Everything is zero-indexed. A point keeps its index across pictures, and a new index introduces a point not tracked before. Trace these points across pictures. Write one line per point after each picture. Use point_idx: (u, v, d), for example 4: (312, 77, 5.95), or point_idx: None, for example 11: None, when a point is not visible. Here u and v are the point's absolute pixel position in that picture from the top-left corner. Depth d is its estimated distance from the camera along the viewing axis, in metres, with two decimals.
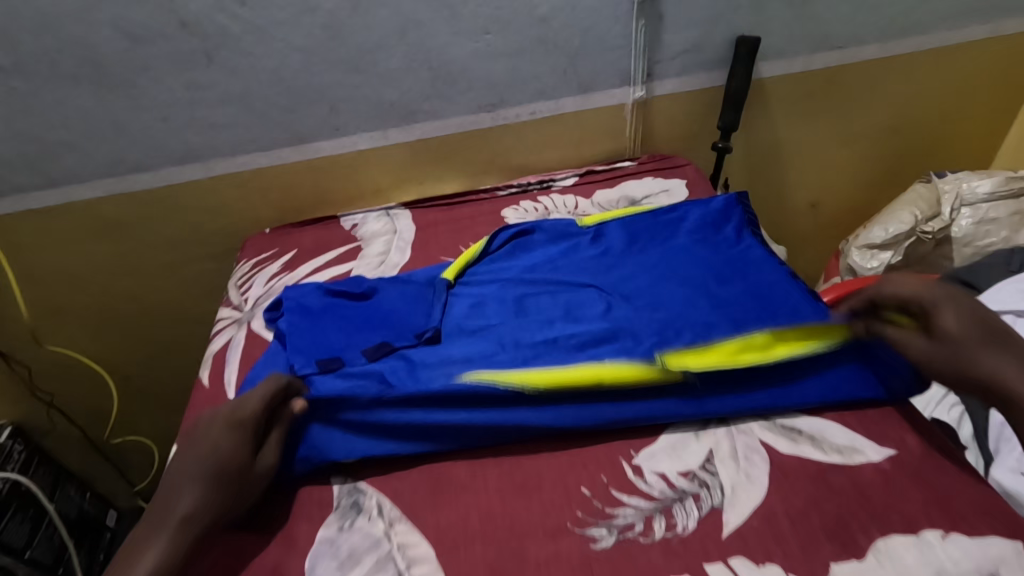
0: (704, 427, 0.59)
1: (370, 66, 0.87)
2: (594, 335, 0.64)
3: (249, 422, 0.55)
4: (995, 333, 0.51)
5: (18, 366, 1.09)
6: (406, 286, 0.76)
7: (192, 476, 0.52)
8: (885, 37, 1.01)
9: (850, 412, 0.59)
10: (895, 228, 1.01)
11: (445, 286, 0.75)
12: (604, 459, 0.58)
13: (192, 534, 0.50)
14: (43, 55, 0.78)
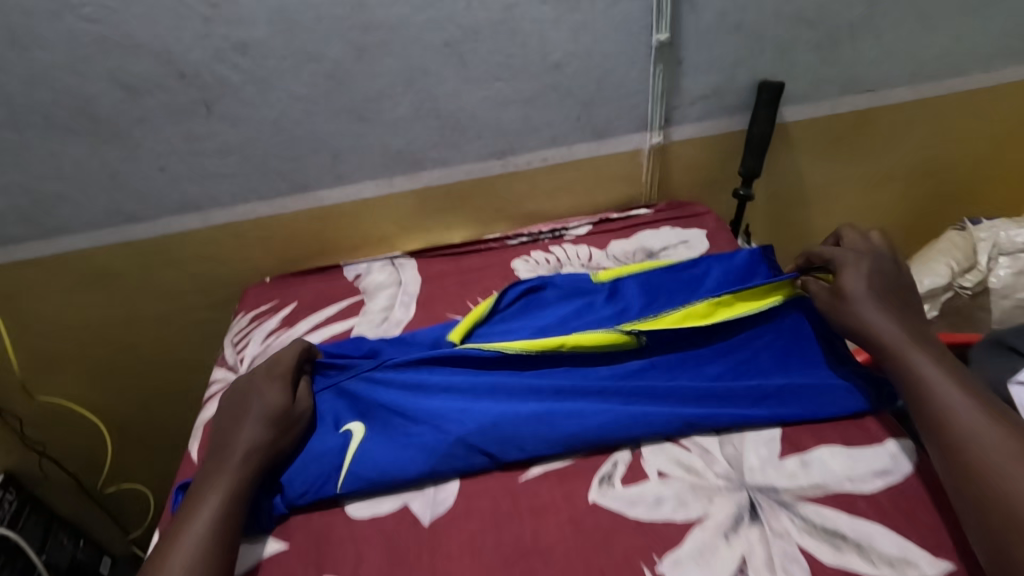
0: (736, 526, 0.53)
1: (376, 115, 0.84)
2: (609, 416, 0.61)
3: (284, 374, 0.65)
4: (890, 280, 0.65)
5: (9, 417, 1.05)
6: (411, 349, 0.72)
7: (252, 417, 0.61)
8: (916, 79, 0.96)
9: (900, 513, 0.53)
10: (931, 280, 0.95)
11: (453, 349, 0.71)
12: (623, 564, 0.52)
13: (253, 467, 0.58)
14: (37, 107, 0.75)
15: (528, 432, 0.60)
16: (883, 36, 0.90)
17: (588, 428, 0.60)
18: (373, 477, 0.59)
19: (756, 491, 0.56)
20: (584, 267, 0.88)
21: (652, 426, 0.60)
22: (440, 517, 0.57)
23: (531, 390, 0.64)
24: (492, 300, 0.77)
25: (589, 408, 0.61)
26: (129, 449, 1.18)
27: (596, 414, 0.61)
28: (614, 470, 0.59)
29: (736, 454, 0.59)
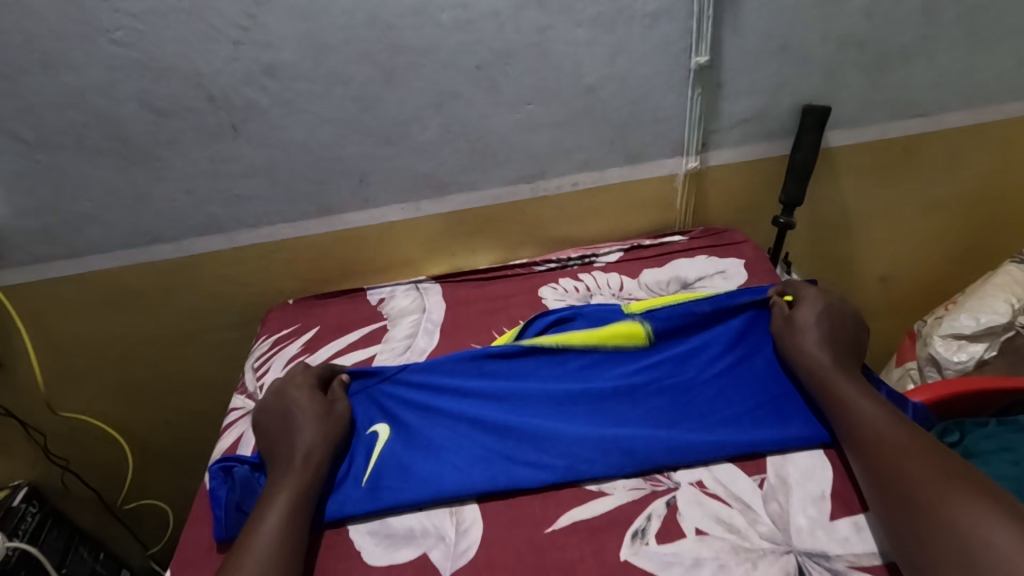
0: None
1: (404, 139, 0.82)
2: (623, 437, 0.61)
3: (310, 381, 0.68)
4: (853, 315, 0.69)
5: (33, 432, 1.06)
6: (428, 373, 0.70)
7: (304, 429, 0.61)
8: (972, 103, 0.91)
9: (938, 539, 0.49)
10: (988, 318, 0.88)
11: (472, 369, 0.70)
12: None
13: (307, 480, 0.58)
14: (68, 129, 0.75)
15: (554, 463, 0.60)
16: (939, 58, 0.85)
17: (617, 460, 0.59)
18: (390, 488, 0.59)
19: (804, 555, 0.51)
20: (615, 297, 0.84)
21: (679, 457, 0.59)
22: (460, 570, 0.53)
23: (537, 397, 0.66)
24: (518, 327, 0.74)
25: (618, 441, 0.60)
26: (151, 467, 1.18)
27: (626, 447, 0.60)
28: (649, 525, 0.55)
29: (781, 513, 0.54)
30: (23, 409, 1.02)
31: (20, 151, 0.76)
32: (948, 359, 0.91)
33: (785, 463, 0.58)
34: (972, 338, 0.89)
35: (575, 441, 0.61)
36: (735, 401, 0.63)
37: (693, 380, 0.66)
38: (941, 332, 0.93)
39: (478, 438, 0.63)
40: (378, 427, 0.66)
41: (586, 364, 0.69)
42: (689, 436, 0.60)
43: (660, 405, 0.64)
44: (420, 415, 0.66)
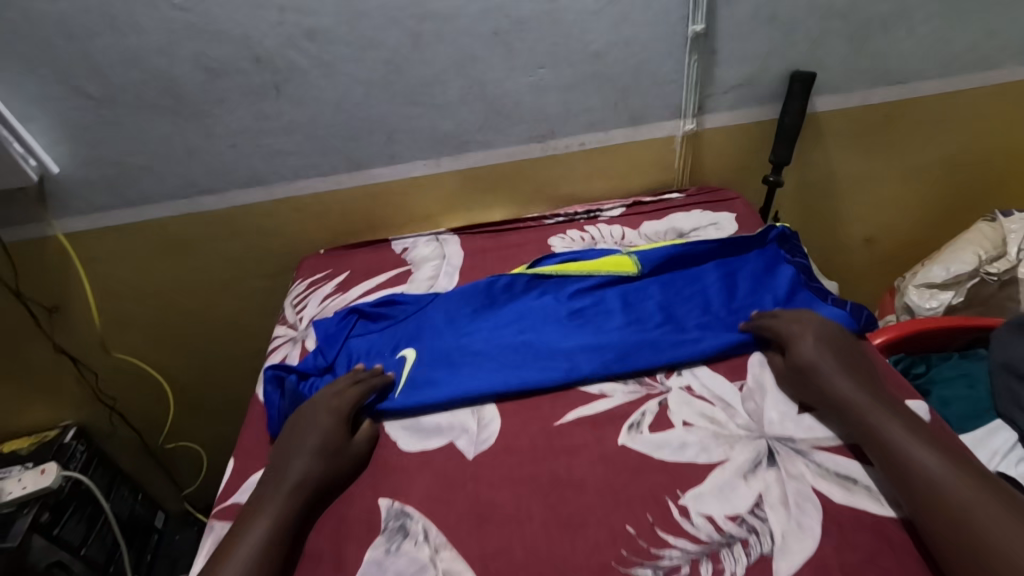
0: (755, 469, 0.58)
1: (428, 99, 0.91)
2: (618, 346, 0.70)
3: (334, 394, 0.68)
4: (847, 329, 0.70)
5: (86, 372, 1.16)
6: (447, 303, 0.80)
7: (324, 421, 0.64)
8: (948, 72, 0.99)
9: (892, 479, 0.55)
10: (957, 267, 0.97)
11: (486, 300, 0.79)
12: (649, 497, 0.57)
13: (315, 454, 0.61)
14: (130, 87, 0.84)
15: (561, 367, 0.69)
16: (915, 29, 0.93)
17: (615, 366, 0.69)
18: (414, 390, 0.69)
19: (775, 440, 0.60)
20: (617, 245, 0.93)
21: (664, 361, 0.69)
22: (483, 453, 0.63)
23: (542, 319, 0.76)
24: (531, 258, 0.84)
25: (614, 349, 0.70)
26: (188, 411, 1.28)
27: (622, 355, 0.69)
28: (643, 419, 0.64)
29: (757, 409, 0.63)
30: (78, 350, 1.12)
31: (86, 106, 0.85)
32: (921, 306, 1.00)
33: (760, 371, 0.68)
34: (942, 286, 0.98)
35: (578, 351, 0.71)
36: (713, 319, 0.73)
37: (679, 304, 0.76)
38: (915, 283, 1.01)
39: (491, 351, 0.72)
40: (406, 353, 0.74)
41: (586, 294, 0.78)
42: (676, 348, 0.70)
43: (653, 322, 0.73)
44: (440, 335, 0.75)
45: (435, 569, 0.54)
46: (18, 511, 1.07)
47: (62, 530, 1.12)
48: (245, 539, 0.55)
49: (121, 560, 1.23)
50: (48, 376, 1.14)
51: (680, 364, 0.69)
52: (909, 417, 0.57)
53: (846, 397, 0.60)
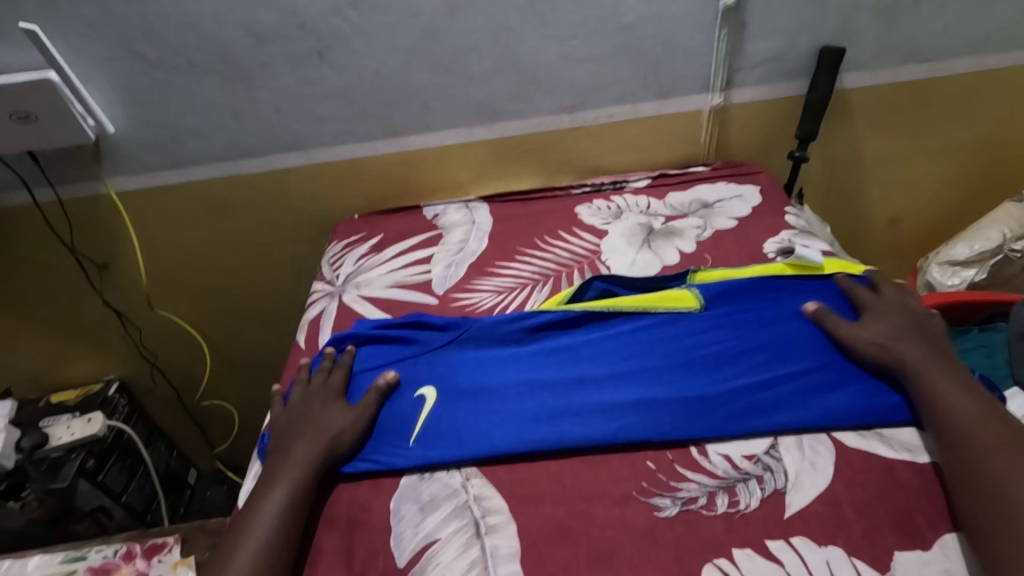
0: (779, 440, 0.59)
1: (463, 68, 0.94)
2: (678, 407, 0.60)
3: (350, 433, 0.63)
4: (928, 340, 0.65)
5: (131, 327, 1.22)
6: (475, 334, 0.71)
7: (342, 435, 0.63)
8: (979, 51, 0.99)
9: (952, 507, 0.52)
10: (980, 244, 0.99)
11: (520, 333, 0.70)
12: None
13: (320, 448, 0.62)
14: (183, 50, 0.89)
15: (602, 424, 0.60)
16: (947, 7, 0.94)
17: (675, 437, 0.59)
18: (438, 444, 0.61)
19: None
20: (643, 214, 0.95)
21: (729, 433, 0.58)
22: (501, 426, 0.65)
23: (581, 365, 0.67)
24: (573, 289, 0.75)
25: (673, 410, 0.60)
26: (224, 371, 1.33)
27: (680, 419, 0.60)
28: None
29: None
30: (125, 306, 1.19)
31: (141, 68, 0.90)
32: (943, 283, 1.01)
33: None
34: (965, 264, 1.00)
35: (629, 409, 0.61)
36: (791, 375, 0.62)
37: (746, 353, 0.65)
38: (937, 261, 1.03)
39: (525, 398, 0.64)
40: (425, 391, 0.66)
41: (635, 335, 0.69)
42: (744, 412, 0.60)
43: (723, 378, 0.63)
44: (465, 377, 0.66)
45: (466, 493, 0.57)
46: (66, 456, 1.11)
47: (106, 475, 1.16)
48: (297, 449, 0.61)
49: (158, 510, 1.29)
50: (95, 329, 1.21)
51: (750, 433, 0.59)
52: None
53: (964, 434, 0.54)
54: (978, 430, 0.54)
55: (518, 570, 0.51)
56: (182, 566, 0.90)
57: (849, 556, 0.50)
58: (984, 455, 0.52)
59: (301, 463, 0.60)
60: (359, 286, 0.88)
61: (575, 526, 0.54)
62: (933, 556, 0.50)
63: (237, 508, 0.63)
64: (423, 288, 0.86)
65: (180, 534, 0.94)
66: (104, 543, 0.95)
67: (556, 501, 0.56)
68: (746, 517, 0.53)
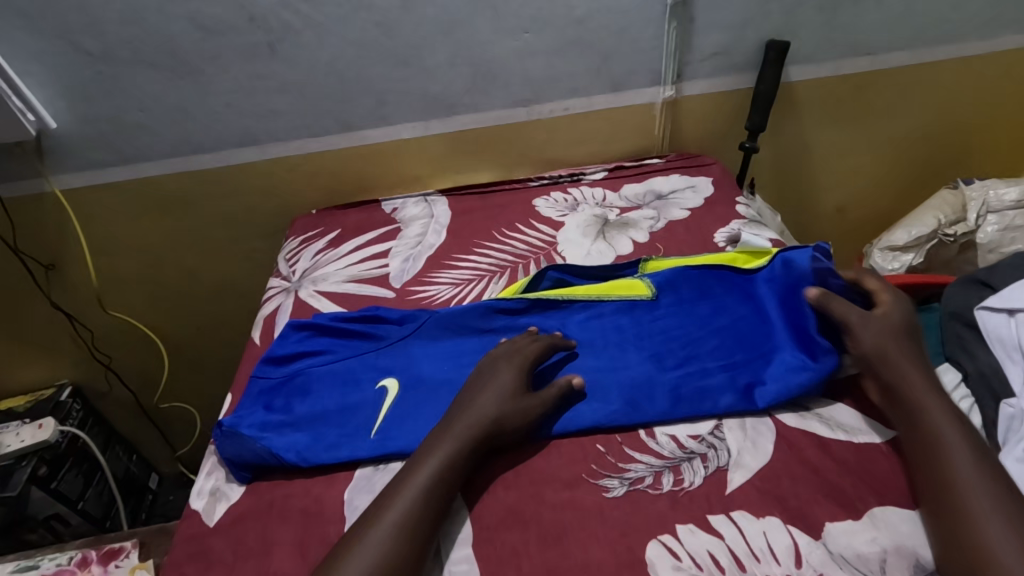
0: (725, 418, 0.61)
1: (417, 61, 0.94)
2: (629, 389, 0.62)
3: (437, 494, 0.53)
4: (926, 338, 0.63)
5: (83, 329, 1.19)
6: (434, 325, 0.72)
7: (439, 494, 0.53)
8: (915, 45, 1.04)
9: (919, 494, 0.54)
10: (917, 230, 1.04)
11: (477, 324, 0.72)
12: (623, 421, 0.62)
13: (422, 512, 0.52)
14: (127, 43, 0.87)
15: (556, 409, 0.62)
16: (883, 3, 0.98)
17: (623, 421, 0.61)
18: (395, 433, 0.62)
19: None
20: (599, 206, 0.97)
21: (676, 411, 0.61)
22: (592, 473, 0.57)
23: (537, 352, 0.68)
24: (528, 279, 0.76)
25: (623, 391, 0.62)
26: (184, 372, 1.31)
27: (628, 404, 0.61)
28: None
29: None
30: (76, 307, 1.15)
31: (83, 62, 0.88)
32: (885, 267, 1.06)
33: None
34: (904, 248, 1.05)
35: (581, 394, 0.62)
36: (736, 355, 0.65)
37: (695, 335, 0.67)
38: (880, 246, 1.08)
39: None
40: (386, 382, 0.67)
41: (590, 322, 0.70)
42: (690, 395, 0.62)
43: (671, 362, 0.65)
44: (423, 368, 0.68)
45: None
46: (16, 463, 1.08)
47: (60, 482, 1.13)
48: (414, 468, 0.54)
49: (117, 515, 1.26)
50: (45, 332, 1.17)
51: (693, 415, 0.61)
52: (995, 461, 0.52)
53: (931, 422, 0.54)
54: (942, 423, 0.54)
55: (470, 555, 0.52)
56: (141, 570, 0.89)
57: (783, 525, 0.52)
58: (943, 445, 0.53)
59: (385, 537, 0.50)
60: (316, 281, 0.88)
61: (526, 509, 0.55)
62: (861, 525, 0.52)
63: (190, 506, 0.61)
64: (380, 282, 0.86)
65: (138, 538, 0.93)
66: (57, 550, 0.93)
67: (508, 486, 0.57)
68: (689, 494, 0.55)
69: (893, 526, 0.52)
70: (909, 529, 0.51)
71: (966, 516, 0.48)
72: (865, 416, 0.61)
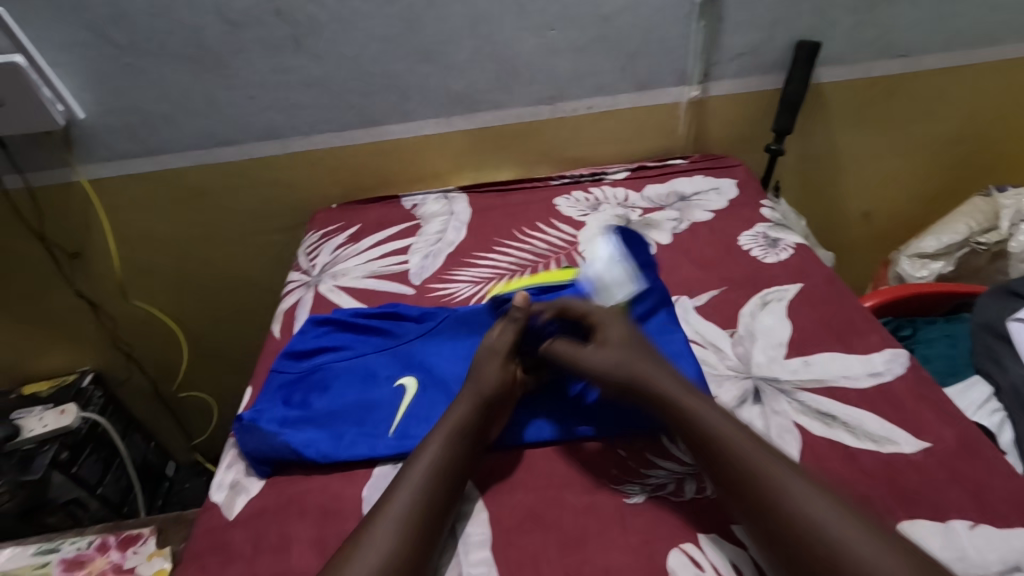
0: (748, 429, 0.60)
1: (441, 57, 0.93)
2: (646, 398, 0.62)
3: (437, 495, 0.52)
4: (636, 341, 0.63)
5: (105, 317, 1.20)
6: (453, 324, 0.72)
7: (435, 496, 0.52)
8: (950, 47, 1.01)
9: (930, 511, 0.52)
10: (948, 237, 1.01)
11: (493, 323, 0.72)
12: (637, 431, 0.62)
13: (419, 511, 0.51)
14: (155, 35, 0.87)
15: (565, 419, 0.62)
16: (918, 4, 0.95)
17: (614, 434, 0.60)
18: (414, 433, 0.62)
19: (761, 380, 0.65)
20: (620, 206, 0.96)
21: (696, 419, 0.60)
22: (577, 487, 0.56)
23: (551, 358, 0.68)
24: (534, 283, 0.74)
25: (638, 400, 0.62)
26: (201, 362, 1.32)
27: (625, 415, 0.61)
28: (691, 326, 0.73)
29: (746, 353, 0.68)
30: (99, 295, 1.17)
31: (111, 53, 0.88)
32: (913, 275, 1.04)
33: (770, 291, 0.76)
34: (933, 256, 1.03)
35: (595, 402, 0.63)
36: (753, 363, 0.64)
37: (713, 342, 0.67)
38: (908, 253, 1.06)
39: None
40: (405, 380, 0.67)
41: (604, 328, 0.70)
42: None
43: (682, 371, 0.64)
44: (443, 367, 0.68)
45: None
46: (39, 447, 1.10)
47: (80, 468, 1.15)
48: (413, 463, 0.54)
49: (134, 502, 1.27)
50: (68, 319, 1.19)
51: None
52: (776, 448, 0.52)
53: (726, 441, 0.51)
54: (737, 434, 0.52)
55: (488, 557, 0.52)
56: (159, 557, 0.90)
57: None
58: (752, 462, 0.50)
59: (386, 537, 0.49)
60: (335, 276, 0.88)
61: (546, 513, 0.55)
62: None
63: (210, 499, 0.62)
64: (400, 278, 0.85)
65: (155, 525, 0.94)
66: (77, 534, 0.94)
67: (527, 488, 0.57)
68: (712, 502, 0.54)
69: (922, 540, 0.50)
70: (939, 543, 0.50)
71: (776, 505, 0.47)
72: (896, 426, 0.58)
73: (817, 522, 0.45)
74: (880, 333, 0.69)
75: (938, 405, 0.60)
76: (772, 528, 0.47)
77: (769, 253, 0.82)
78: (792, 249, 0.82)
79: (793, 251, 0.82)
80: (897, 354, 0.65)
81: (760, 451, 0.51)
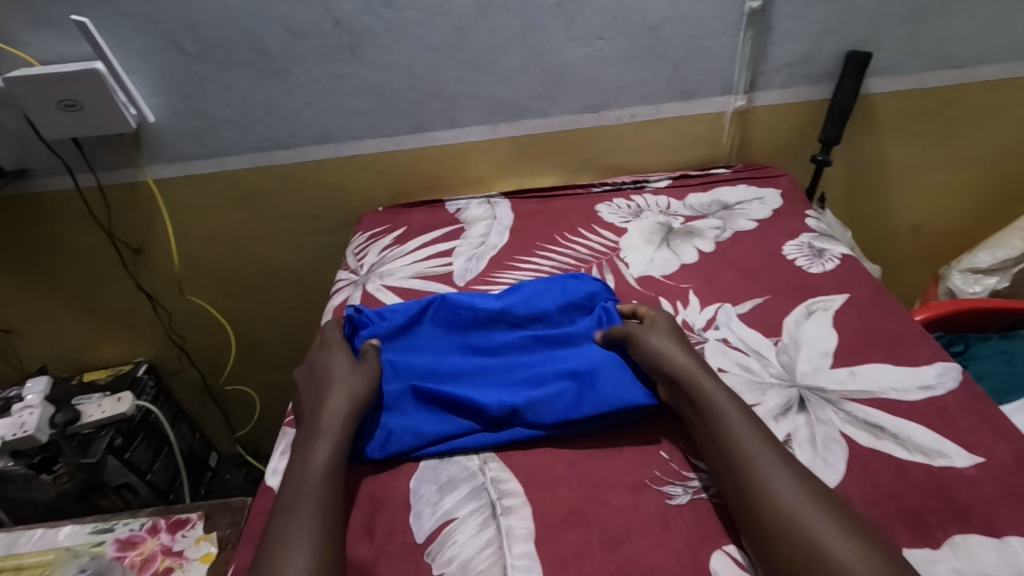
0: (794, 437, 0.60)
1: (489, 66, 0.96)
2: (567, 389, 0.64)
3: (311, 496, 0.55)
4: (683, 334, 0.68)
5: (161, 310, 1.26)
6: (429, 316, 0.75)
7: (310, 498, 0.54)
8: (1008, 58, 0.99)
9: (978, 525, 0.51)
10: (1003, 253, 0.99)
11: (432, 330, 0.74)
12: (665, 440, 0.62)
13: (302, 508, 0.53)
14: (222, 45, 0.92)
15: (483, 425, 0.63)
16: (976, 14, 0.93)
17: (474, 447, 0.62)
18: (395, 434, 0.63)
19: (806, 389, 0.65)
20: (662, 214, 0.96)
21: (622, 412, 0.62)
22: (600, 492, 0.57)
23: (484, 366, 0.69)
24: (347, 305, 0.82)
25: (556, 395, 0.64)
26: (247, 356, 1.37)
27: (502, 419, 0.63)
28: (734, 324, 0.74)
29: (790, 361, 0.68)
30: (158, 289, 1.23)
31: (182, 61, 0.94)
32: (964, 290, 1.02)
33: (816, 300, 0.75)
34: (986, 272, 1.01)
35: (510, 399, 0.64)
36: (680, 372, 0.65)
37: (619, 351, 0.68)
38: (959, 267, 1.04)
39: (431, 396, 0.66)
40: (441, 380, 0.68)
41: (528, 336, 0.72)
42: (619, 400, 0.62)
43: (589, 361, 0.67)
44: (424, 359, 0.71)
45: (483, 476, 0.60)
46: (96, 432, 1.15)
47: (133, 453, 1.20)
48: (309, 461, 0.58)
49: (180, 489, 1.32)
50: (126, 311, 1.25)
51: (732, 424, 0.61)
52: (775, 448, 0.54)
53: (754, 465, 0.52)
54: (764, 458, 0.52)
55: (531, 550, 0.53)
56: (205, 541, 0.93)
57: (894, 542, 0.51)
58: (776, 489, 0.50)
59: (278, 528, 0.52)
60: (382, 276, 0.91)
61: (587, 511, 0.56)
62: (942, 555, 0.50)
63: (265, 483, 0.65)
64: (444, 279, 0.88)
65: (203, 511, 0.98)
66: (130, 516, 0.98)
67: (570, 486, 0.58)
68: None
69: (975, 555, 0.49)
70: (993, 559, 0.49)
71: (781, 528, 0.48)
72: (946, 439, 0.57)
73: (809, 547, 0.46)
74: (931, 346, 0.67)
75: (992, 421, 0.59)
76: (763, 528, 0.49)
77: (815, 263, 0.82)
78: (838, 259, 0.81)
79: (840, 262, 0.81)
80: (949, 368, 0.64)
81: (763, 450, 0.53)
